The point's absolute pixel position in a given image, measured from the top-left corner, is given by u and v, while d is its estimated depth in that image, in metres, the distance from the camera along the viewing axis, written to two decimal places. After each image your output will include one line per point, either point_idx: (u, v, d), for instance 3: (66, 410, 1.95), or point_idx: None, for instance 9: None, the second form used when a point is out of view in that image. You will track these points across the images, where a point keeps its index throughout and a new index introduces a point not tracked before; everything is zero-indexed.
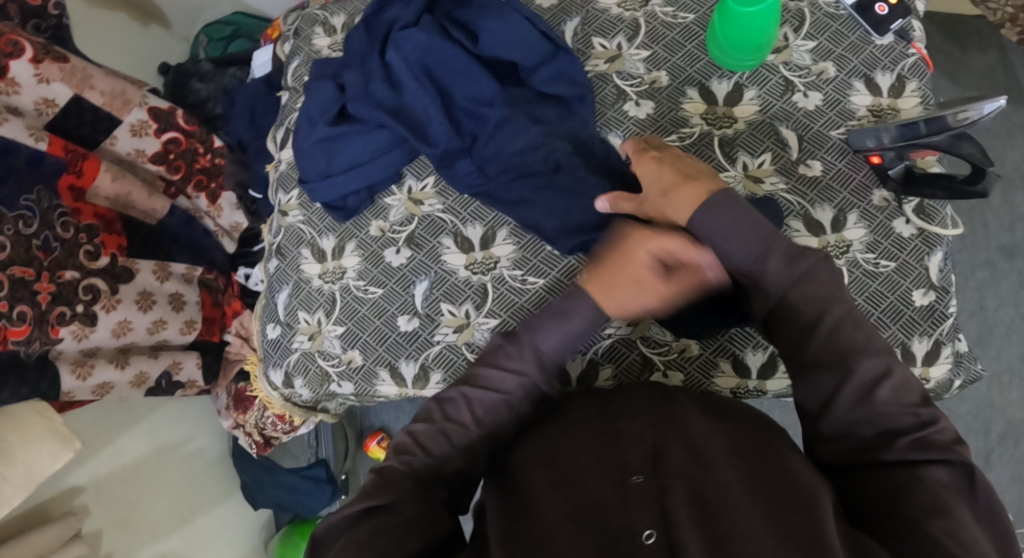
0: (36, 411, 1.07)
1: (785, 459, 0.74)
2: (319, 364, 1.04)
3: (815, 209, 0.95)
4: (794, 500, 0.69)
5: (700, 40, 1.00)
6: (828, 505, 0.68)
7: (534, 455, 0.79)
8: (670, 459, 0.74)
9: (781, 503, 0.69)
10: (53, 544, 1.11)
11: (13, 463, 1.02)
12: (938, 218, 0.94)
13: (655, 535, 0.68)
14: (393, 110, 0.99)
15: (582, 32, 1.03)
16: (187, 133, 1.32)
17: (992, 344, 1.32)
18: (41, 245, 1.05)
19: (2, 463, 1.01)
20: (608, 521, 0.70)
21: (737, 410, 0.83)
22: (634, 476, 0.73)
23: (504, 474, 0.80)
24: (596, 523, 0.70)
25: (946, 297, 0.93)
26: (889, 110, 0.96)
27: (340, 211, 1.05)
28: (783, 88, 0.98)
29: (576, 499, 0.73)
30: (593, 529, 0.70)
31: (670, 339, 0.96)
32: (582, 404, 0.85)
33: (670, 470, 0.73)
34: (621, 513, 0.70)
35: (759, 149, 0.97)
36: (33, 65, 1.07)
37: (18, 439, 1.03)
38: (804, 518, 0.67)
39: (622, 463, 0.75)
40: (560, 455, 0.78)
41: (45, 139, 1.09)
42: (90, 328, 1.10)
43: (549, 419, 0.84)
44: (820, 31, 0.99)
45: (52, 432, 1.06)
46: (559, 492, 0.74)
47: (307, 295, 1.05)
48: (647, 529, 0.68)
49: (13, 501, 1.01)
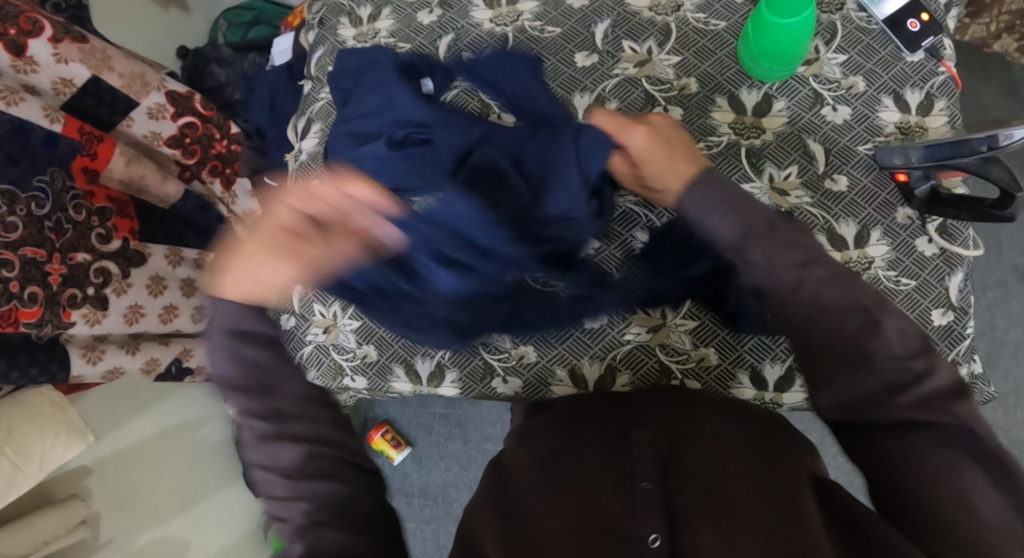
0: (52, 404, 1.09)
1: (797, 473, 0.73)
2: (333, 357, 1.03)
3: (839, 225, 0.95)
4: (802, 509, 0.68)
5: (731, 49, 1.00)
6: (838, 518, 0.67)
7: (543, 460, 0.79)
8: (679, 462, 0.74)
9: (791, 510, 0.68)
10: (59, 529, 1.13)
11: (29, 454, 1.03)
12: (960, 239, 0.94)
13: (660, 539, 0.66)
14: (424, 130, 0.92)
15: (612, 34, 1.02)
16: (204, 118, 1.30)
17: (1000, 364, 1.33)
18: (53, 226, 1.04)
19: (18, 452, 1.02)
20: (615, 527, 0.68)
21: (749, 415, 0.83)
22: (643, 482, 0.72)
23: (507, 483, 0.79)
24: (605, 529, 0.68)
25: (964, 318, 0.93)
26: (917, 128, 0.96)
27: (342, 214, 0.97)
28: (812, 101, 0.98)
29: (582, 505, 0.71)
30: (600, 534, 0.68)
31: (689, 347, 0.95)
32: (589, 411, 0.85)
33: (679, 473, 0.72)
34: (626, 519, 0.69)
35: (785, 162, 0.97)
36: (52, 44, 1.06)
37: (35, 432, 1.04)
38: (810, 527, 0.66)
39: (631, 471, 0.74)
40: (569, 464, 0.77)
41: (61, 120, 1.08)
42: (102, 312, 1.10)
43: (559, 428, 0.84)
44: (851, 45, 0.99)
45: (67, 424, 1.08)
46: (564, 499, 0.73)
47: (324, 287, 1.04)
48: (652, 533, 0.67)
49: (22, 488, 1.02)
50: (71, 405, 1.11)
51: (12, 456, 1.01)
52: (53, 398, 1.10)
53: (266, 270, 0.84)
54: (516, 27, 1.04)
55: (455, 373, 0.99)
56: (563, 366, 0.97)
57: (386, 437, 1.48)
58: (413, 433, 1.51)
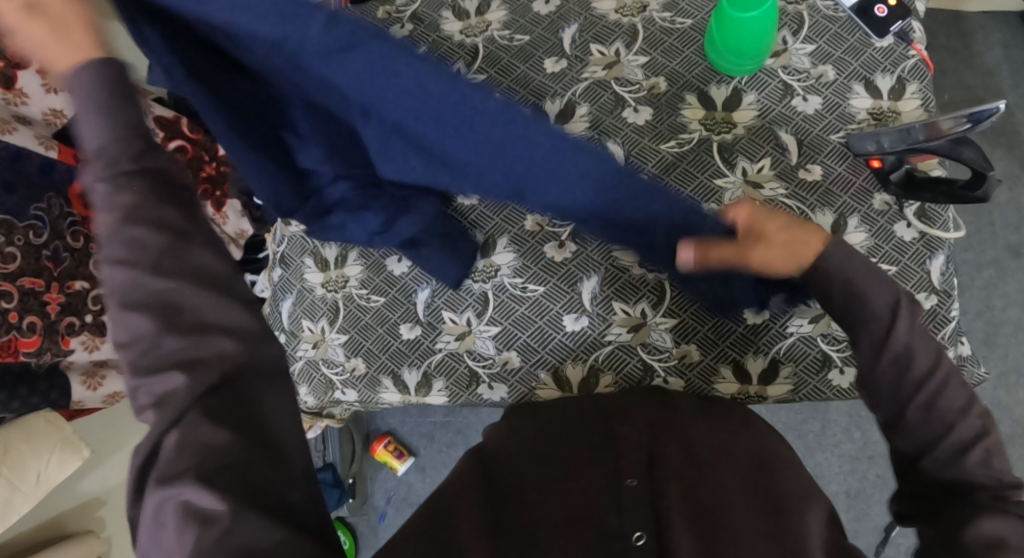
0: (48, 422, 1.09)
1: (777, 472, 0.75)
2: (323, 372, 1.05)
3: (816, 214, 0.95)
4: (782, 507, 0.71)
5: (698, 45, 1.00)
6: (811, 517, 0.70)
7: (528, 456, 0.79)
8: (666, 463, 0.75)
9: (774, 511, 0.70)
10: None
11: (24, 472, 1.06)
12: (939, 222, 0.94)
13: (644, 538, 0.68)
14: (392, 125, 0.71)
15: (580, 38, 1.03)
16: (193, 142, 1.32)
17: (998, 344, 1.32)
18: (50, 255, 1.07)
19: (15, 473, 1.05)
20: (601, 525, 0.70)
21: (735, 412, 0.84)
22: (629, 479, 0.73)
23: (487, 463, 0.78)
24: (591, 526, 0.70)
25: (949, 301, 0.93)
26: (889, 113, 0.96)
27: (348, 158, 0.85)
28: (782, 92, 0.98)
29: (572, 501, 0.72)
30: (589, 533, 0.70)
31: (670, 345, 0.95)
32: (578, 406, 0.85)
33: (668, 475, 0.73)
34: (613, 516, 0.71)
35: (758, 155, 0.97)
36: (40, 75, 1.10)
37: (27, 450, 1.06)
38: (792, 526, 0.69)
39: (617, 466, 0.75)
40: (557, 462, 0.77)
41: (55, 147, 1.10)
42: (99, 339, 1.14)
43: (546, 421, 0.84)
44: (819, 35, 0.99)
45: (63, 441, 1.09)
46: (553, 494, 0.73)
47: (311, 303, 1.06)
48: (636, 530, 0.69)
49: (23, 507, 1.06)
50: (66, 423, 1.11)
51: (7, 477, 1.04)
52: (52, 417, 1.10)
53: (45, 33, 0.60)
54: (486, 38, 1.06)
55: (442, 381, 1.00)
56: (547, 369, 0.98)
57: (388, 448, 1.50)
58: (415, 442, 1.53)
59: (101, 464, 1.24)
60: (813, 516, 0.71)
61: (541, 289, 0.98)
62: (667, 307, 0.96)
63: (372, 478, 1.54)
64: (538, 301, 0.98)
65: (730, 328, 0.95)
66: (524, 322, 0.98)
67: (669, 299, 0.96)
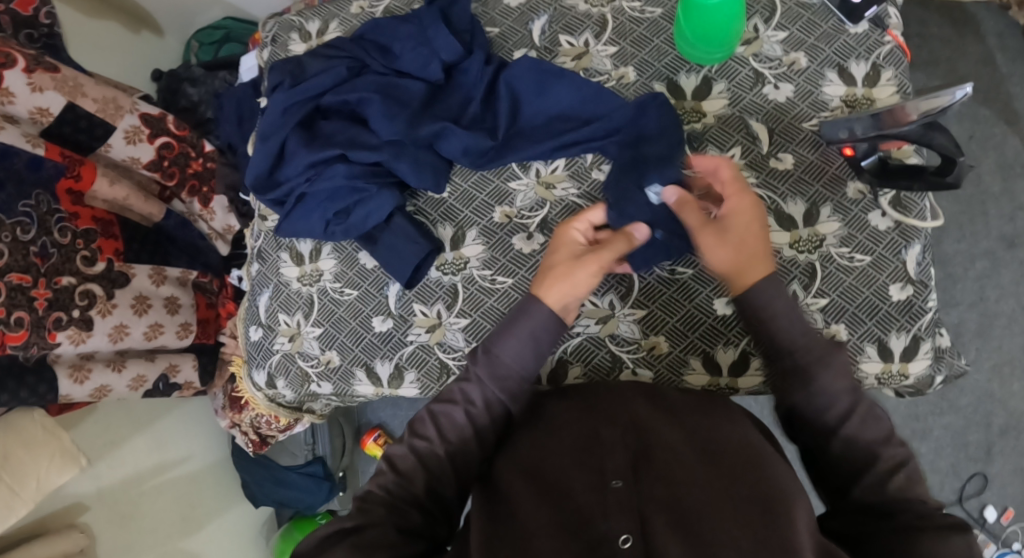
0: (46, 430, 1.08)
1: (765, 466, 0.72)
2: (299, 365, 1.05)
3: (786, 203, 0.94)
4: (772, 507, 0.67)
5: (667, 35, 1.00)
6: (798, 514, 0.67)
7: (515, 463, 0.76)
8: (652, 464, 0.72)
9: (766, 512, 0.67)
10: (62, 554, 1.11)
11: (25, 479, 1.03)
12: (916, 210, 0.92)
13: (632, 540, 0.66)
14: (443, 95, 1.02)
15: (549, 29, 1.03)
16: (178, 139, 1.28)
17: (992, 336, 1.29)
18: (38, 251, 1.04)
19: (14, 478, 1.01)
20: (587, 530, 0.68)
21: (720, 409, 0.81)
22: (614, 480, 0.70)
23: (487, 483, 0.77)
24: (577, 532, 0.68)
25: (925, 291, 0.91)
26: (863, 101, 0.95)
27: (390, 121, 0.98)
28: (752, 81, 0.97)
29: (561, 508, 0.70)
30: (575, 539, 0.67)
31: (639, 336, 0.95)
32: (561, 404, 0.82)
33: (654, 476, 0.71)
34: (599, 519, 0.68)
35: (728, 144, 0.96)
36: (26, 74, 1.06)
37: (29, 457, 1.04)
38: (783, 528, 0.66)
39: (602, 467, 0.72)
40: (540, 466, 0.74)
41: (42, 145, 1.07)
42: (87, 332, 1.09)
43: (531, 420, 0.81)
44: (791, 21, 0.97)
45: (61, 450, 1.07)
46: (542, 501, 0.71)
47: (286, 297, 1.06)
48: (623, 533, 0.66)
49: (19, 514, 1.02)
50: (65, 433, 1.10)
51: (8, 482, 1.00)
52: (47, 423, 1.09)
53: (565, 260, 0.83)
54: None
55: (413, 373, 1.00)
56: None
57: (378, 442, 1.49)
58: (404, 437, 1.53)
59: (95, 462, 1.20)
60: (802, 514, 0.68)
61: (510, 281, 0.98)
62: (636, 299, 0.95)
63: (363, 471, 1.57)
64: (507, 293, 0.98)
65: (700, 320, 0.94)
66: (494, 314, 0.97)
67: (638, 291, 0.95)
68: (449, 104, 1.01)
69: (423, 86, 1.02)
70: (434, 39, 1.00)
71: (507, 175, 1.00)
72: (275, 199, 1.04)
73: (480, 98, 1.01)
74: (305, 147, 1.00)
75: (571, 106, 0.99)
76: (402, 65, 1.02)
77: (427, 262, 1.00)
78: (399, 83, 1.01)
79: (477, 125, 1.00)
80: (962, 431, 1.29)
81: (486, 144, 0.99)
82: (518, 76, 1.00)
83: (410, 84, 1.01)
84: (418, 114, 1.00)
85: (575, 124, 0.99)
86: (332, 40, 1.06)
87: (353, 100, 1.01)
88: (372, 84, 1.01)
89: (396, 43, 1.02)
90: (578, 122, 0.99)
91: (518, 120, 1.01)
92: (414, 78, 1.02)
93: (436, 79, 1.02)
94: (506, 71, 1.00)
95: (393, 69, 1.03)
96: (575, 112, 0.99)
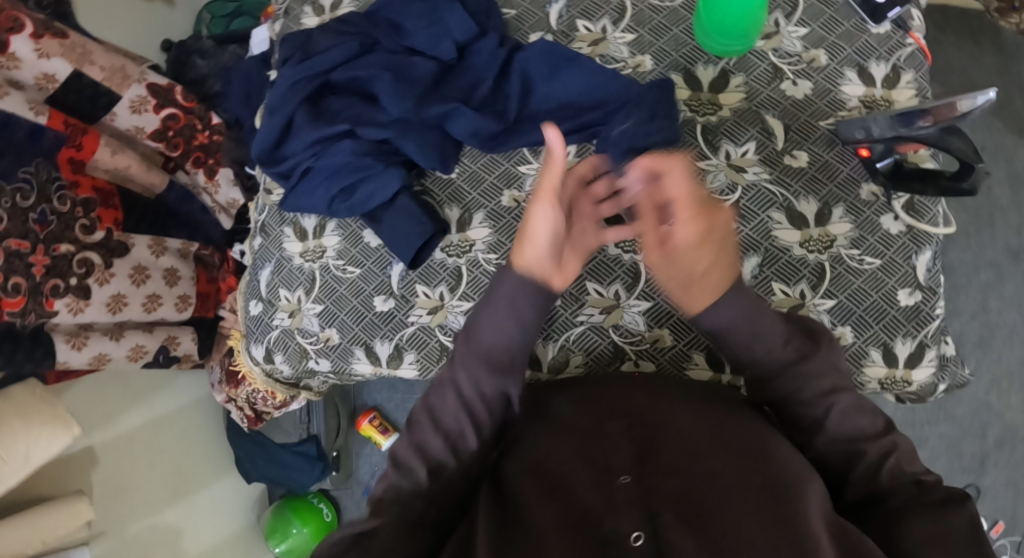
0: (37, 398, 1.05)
1: (770, 458, 0.71)
2: (298, 341, 1.04)
3: (798, 202, 0.93)
4: (780, 497, 0.66)
5: (686, 25, 0.99)
6: (811, 503, 0.66)
7: (523, 461, 0.75)
8: (658, 460, 0.71)
9: (775, 503, 0.66)
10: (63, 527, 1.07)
11: (13, 446, 1.00)
12: (928, 216, 0.91)
13: (643, 537, 0.64)
14: (457, 75, 1.01)
15: (566, 14, 1.02)
16: (185, 110, 1.27)
17: (993, 348, 1.29)
18: (37, 218, 1.03)
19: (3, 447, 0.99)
20: (597, 528, 0.66)
21: (721, 399, 0.80)
22: (621, 477, 0.70)
23: (495, 481, 0.76)
24: (586, 529, 0.66)
25: (933, 298, 0.90)
26: (882, 102, 0.93)
27: (400, 98, 0.97)
28: (771, 75, 0.96)
29: (570, 505, 0.69)
30: (585, 535, 0.66)
31: (643, 329, 0.94)
32: (566, 399, 0.82)
33: (660, 471, 0.70)
34: (607, 517, 0.67)
35: (742, 138, 0.95)
36: (33, 40, 1.04)
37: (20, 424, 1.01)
38: (794, 517, 0.64)
39: (608, 465, 0.72)
40: (548, 462, 0.74)
41: (46, 112, 1.05)
42: (85, 301, 1.08)
43: (539, 420, 0.82)
44: (813, 18, 0.96)
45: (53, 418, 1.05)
46: (551, 498, 0.70)
47: (288, 273, 1.05)
48: (634, 531, 0.65)
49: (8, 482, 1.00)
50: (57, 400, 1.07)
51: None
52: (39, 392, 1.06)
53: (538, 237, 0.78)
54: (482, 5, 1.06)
55: (413, 354, 0.99)
56: None
57: (373, 423, 1.47)
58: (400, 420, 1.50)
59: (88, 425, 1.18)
60: (811, 503, 0.67)
61: None
62: (641, 291, 0.94)
63: (358, 453, 1.55)
64: None
65: None
66: None
67: (643, 283, 0.94)
68: (461, 85, 1.00)
69: (434, 64, 1.00)
70: (448, 18, 1.00)
71: (517, 159, 0.99)
72: (281, 173, 1.03)
73: (494, 79, 1.00)
74: (311, 122, 0.99)
75: (584, 92, 0.98)
76: (413, 41, 1.01)
77: (432, 243, 0.99)
78: (409, 61, 1.00)
79: (487, 107, 1.00)
80: (957, 442, 1.28)
81: (496, 127, 0.97)
82: (532, 56, 0.98)
83: (422, 63, 1.00)
84: (426, 94, 0.99)
85: (587, 111, 0.97)
86: (346, 15, 1.05)
87: (365, 76, 1.00)
88: (384, 59, 1.00)
89: (408, 21, 1.01)
90: (590, 111, 0.97)
91: (530, 104, 1.00)
92: (426, 57, 1.00)
93: (448, 58, 1.01)
94: (521, 51, 0.99)
95: (405, 46, 1.02)
96: (586, 97, 0.98)
